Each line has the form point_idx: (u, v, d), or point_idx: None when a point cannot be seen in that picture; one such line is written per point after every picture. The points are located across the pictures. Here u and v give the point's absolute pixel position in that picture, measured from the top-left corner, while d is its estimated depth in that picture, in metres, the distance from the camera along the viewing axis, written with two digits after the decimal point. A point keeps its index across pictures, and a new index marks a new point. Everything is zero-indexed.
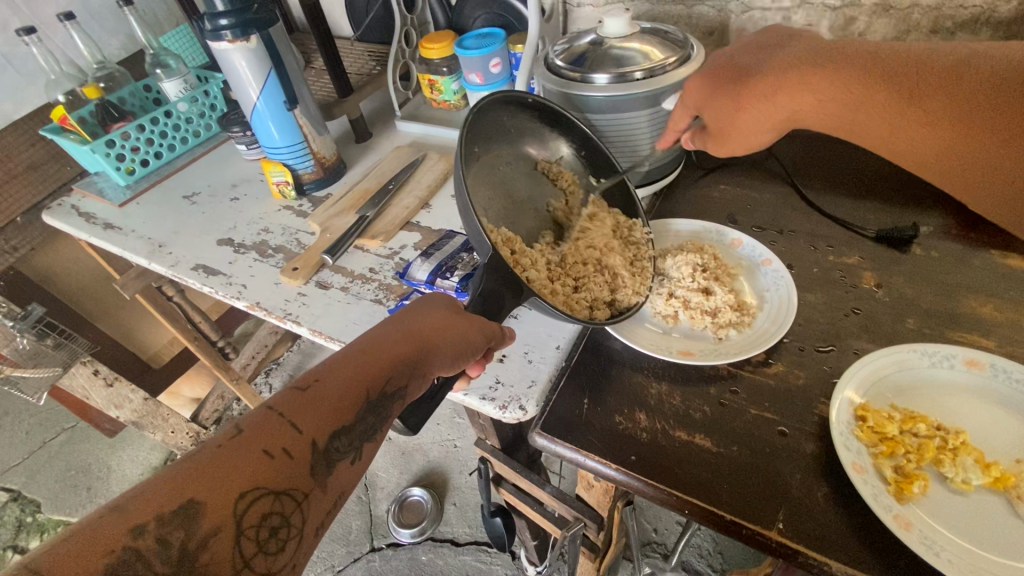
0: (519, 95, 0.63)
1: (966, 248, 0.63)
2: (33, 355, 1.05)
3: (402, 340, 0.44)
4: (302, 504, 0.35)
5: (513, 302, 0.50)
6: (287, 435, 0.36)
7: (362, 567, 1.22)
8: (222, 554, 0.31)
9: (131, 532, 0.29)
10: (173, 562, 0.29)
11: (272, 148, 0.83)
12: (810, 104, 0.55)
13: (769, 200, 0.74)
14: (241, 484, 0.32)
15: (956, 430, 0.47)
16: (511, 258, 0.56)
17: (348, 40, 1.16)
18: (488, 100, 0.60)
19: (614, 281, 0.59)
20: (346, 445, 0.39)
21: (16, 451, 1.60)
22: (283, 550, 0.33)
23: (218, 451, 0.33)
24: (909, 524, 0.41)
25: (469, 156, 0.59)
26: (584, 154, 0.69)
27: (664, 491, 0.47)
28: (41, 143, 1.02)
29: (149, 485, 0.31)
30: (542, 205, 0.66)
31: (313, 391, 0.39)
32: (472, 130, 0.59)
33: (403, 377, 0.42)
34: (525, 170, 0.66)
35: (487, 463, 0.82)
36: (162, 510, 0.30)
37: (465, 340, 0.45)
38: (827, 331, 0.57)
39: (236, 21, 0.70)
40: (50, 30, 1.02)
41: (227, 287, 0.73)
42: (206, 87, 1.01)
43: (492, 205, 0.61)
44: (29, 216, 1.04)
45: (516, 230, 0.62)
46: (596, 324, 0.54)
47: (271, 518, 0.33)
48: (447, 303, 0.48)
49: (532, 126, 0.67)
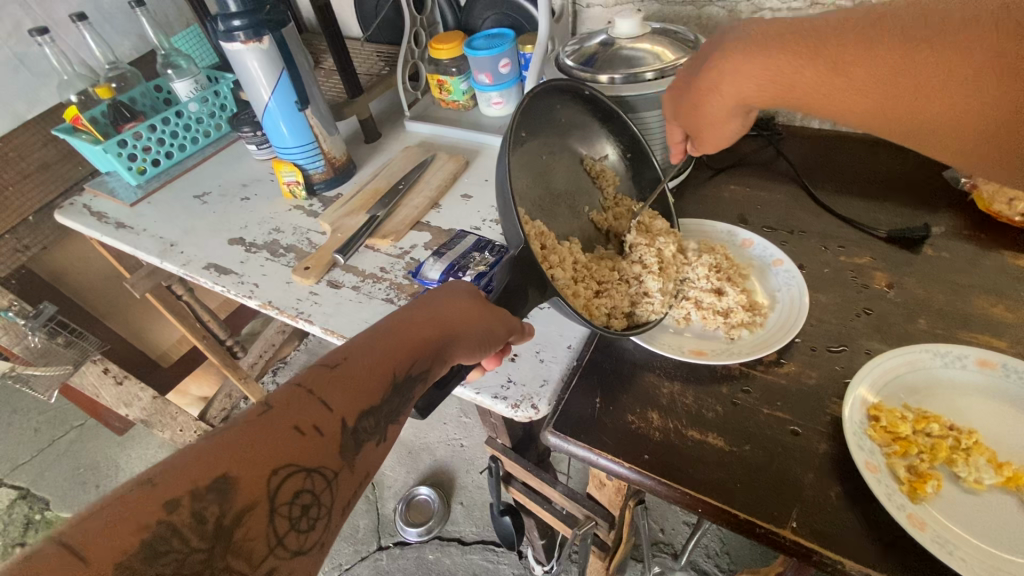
0: (575, 84, 0.63)
1: (977, 249, 0.63)
2: (43, 354, 1.08)
3: (426, 323, 0.45)
4: (332, 483, 0.35)
5: (536, 299, 0.50)
6: (317, 412, 0.36)
7: (369, 565, 1.22)
8: (256, 530, 0.31)
9: (165, 507, 0.29)
10: (209, 538, 0.30)
11: (283, 148, 0.83)
12: (748, 90, 0.50)
13: (779, 200, 0.74)
14: (274, 460, 0.33)
15: (969, 430, 0.47)
16: (541, 253, 0.55)
17: (357, 40, 1.17)
18: (544, 85, 0.59)
19: (635, 293, 0.59)
20: (373, 426, 0.39)
21: (26, 449, 1.61)
22: (313, 529, 0.34)
23: (250, 426, 0.34)
24: (922, 523, 0.41)
25: (518, 140, 0.58)
26: (628, 155, 0.68)
27: (676, 489, 0.47)
28: (53, 143, 1.03)
29: (182, 459, 0.31)
30: (579, 202, 0.65)
31: (342, 370, 0.40)
32: (524, 114, 0.58)
33: (428, 360, 0.43)
34: (569, 163, 0.65)
35: (497, 462, 0.82)
36: (196, 485, 0.30)
37: (486, 330, 0.46)
38: (839, 331, 0.57)
39: (249, 22, 0.71)
40: (63, 31, 1.03)
41: (239, 286, 0.74)
42: (216, 87, 1.02)
43: (531, 192, 0.59)
44: (40, 215, 1.04)
45: (551, 224, 0.60)
46: (613, 334, 0.53)
47: (302, 496, 0.33)
48: (469, 290, 0.48)
49: (583, 120, 0.66)
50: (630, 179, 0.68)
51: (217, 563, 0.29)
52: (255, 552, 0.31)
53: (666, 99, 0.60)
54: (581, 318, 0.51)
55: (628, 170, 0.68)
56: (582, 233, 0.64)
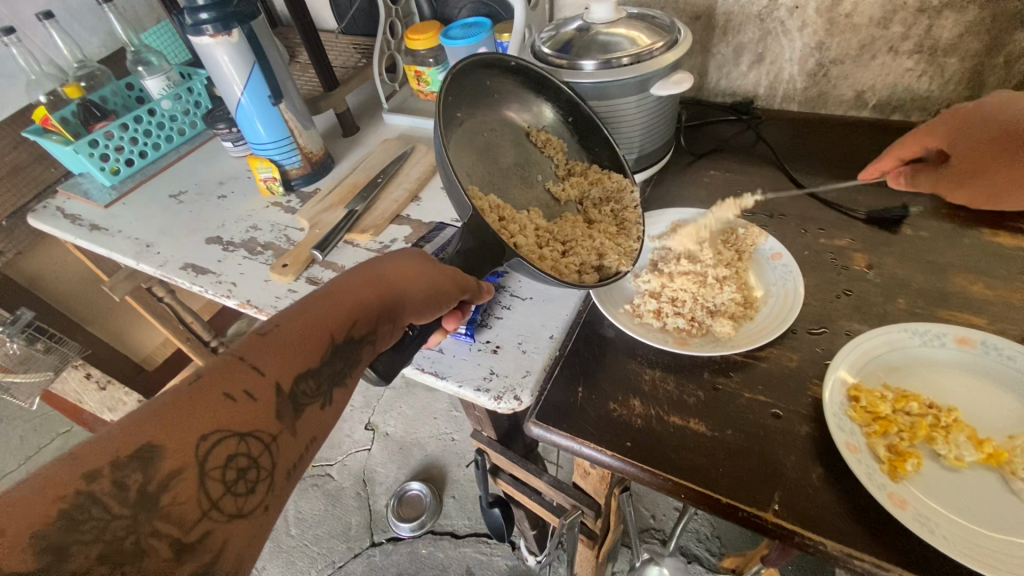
0: (502, 58, 0.62)
1: (955, 227, 0.63)
2: (24, 360, 1.07)
3: (366, 285, 0.45)
4: (271, 447, 0.36)
5: (492, 264, 0.50)
6: (250, 379, 0.37)
7: (363, 563, 1.21)
8: (185, 495, 0.32)
9: (85, 478, 0.29)
10: (132, 504, 0.30)
11: (257, 144, 0.82)
12: None
13: (758, 183, 0.74)
14: (202, 427, 0.33)
15: (949, 408, 0.48)
16: (498, 224, 0.55)
17: (333, 33, 1.15)
18: (468, 61, 0.58)
19: (599, 246, 0.60)
20: (313, 390, 0.40)
21: (9, 458, 1.58)
22: (253, 493, 0.35)
23: (178, 395, 0.34)
24: (903, 502, 0.41)
25: (451, 120, 0.58)
26: (569, 120, 0.67)
27: (660, 476, 0.47)
28: (24, 145, 1.01)
29: (106, 432, 0.31)
30: (530, 172, 0.65)
31: (275, 336, 0.40)
32: (453, 93, 0.58)
33: (371, 323, 0.44)
34: (508, 138, 0.65)
35: (484, 455, 0.82)
36: (118, 454, 0.30)
37: (434, 290, 0.47)
38: (819, 313, 0.57)
39: (217, 15, 0.68)
40: (30, 30, 1.01)
41: (217, 286, 0.72)
42: (190, 84, 1.00)
43: (476, 168, 0.60)
44: (15, 220, 1.01)
45: (506, 197, 0.61)
46: (589, 288, 0.54)
47: (237, 460, 0.34)
48: (418, 253, 0.49)
49: (517, 91, 0.66)
50: (577, 143, 0.68)
51: (143, 527, 0.30)
52: (186, 518, 0.31)
53: (940, 128, 0.64)
54: (549, 277, 0.50)
55: (573, 136, 0.68)
56: (540, 201, 0.64)
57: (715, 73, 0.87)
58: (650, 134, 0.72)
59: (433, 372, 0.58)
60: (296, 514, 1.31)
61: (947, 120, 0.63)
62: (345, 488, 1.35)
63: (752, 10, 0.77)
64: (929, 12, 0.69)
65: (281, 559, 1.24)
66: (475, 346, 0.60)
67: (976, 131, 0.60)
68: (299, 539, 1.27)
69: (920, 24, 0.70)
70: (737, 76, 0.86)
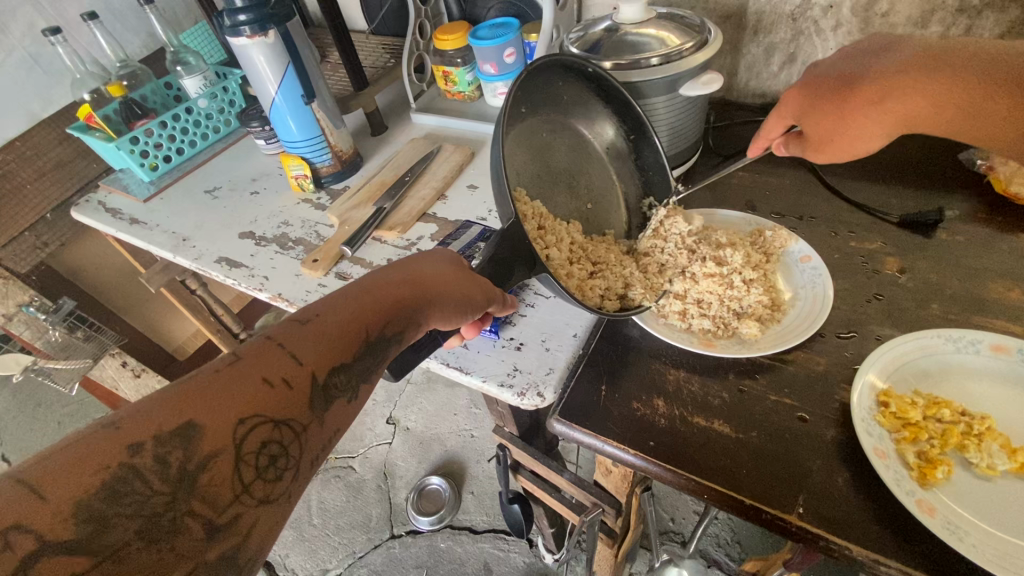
0: (575, 62, 0.61)
1: (992, 232, 0.61)
2: (65, 347, 1.14)
3: (402, 284, 0.46)
4: (301, 436, 0.36)
5: (522, 273, 0.50)
6: (287, 365, 0.37)
7: (383, 554, 1.24)
8: (221, 476, 0.31)
9: (128, 450, 0.29)
10: (171, 482, 0.30)
11: (290, 142, 0.84)
12: (912, 107, 0.52)
13: (788, 185, 0.73)
14: (239, 410, 0.33)
15: (982, 416, 0.47)
16: (536, 233, 0.55)
17: (364, 34, 1.18)
18: (546, 59, 0.57)
19: (628, 276, 0.60)
20: (344, 383, 0.40)
21: (47, 439, 1.65)
22: (281, 480, 0.34)
23: (217, 375, 0.34)
24: (932, 509, 0.40)
25: (515, 115, 0.59)
26: (631, 138, 0.66)
27: (683, 475, 0.47)
28: (68, 142, 1.05)
29: (145, 405, 0.31)
30: (579, 182, 0.64)
31: (314, 325, 0.40)
32: (524, 90, 0.58)
33: (402, 323, 0.44)
34: (569, 143, 0.65)
35: (505, 451, 0.83)
36: (161, 430, 0.30)
37: (464, 296, 0.47)
38: (849, 318, 0.56)
39: (254, 16, 0.70)
40: (74, 30, 1.05)
41: (250, 279, 0.75)
42: (224, 83, 1.03)
43: (529, 167, 0.60)
44: (57, 213, 1.06)
45: (551, 205, 0.60)
46: (607, 314, 0.52)
47: (269, 447, 0.34)
48: (453, 258, 0.50)
49: (584, 98, 0.65)
50: (632, 163, 0.68)
51: (180, 506, 0.30)
52: (220, 498, 0.31)
53: (793, 100, 0.60)
54: (571, 296, 0.50)
55: (631, 152, 0.67)
56: (580, 214, 0.63)
57: (744, 73, 0.86)
58: (676, 136, 0.73)
59: (458, 366, 0.59)
60: (319, 503, 1.34)
61: (798, 90, 0.60)
62: (366, 480, 1.37)
63: (784, 9, 0.77)
64: (969, 11, 0.69)
65: (304, 547, 1.27)
66: (499, 342, 0.61)
67: (823, 95, 0.57)
68: (321, 529, 1.29)
69: (959, 24, 0.70)
70: (767, 76, 0.85)
